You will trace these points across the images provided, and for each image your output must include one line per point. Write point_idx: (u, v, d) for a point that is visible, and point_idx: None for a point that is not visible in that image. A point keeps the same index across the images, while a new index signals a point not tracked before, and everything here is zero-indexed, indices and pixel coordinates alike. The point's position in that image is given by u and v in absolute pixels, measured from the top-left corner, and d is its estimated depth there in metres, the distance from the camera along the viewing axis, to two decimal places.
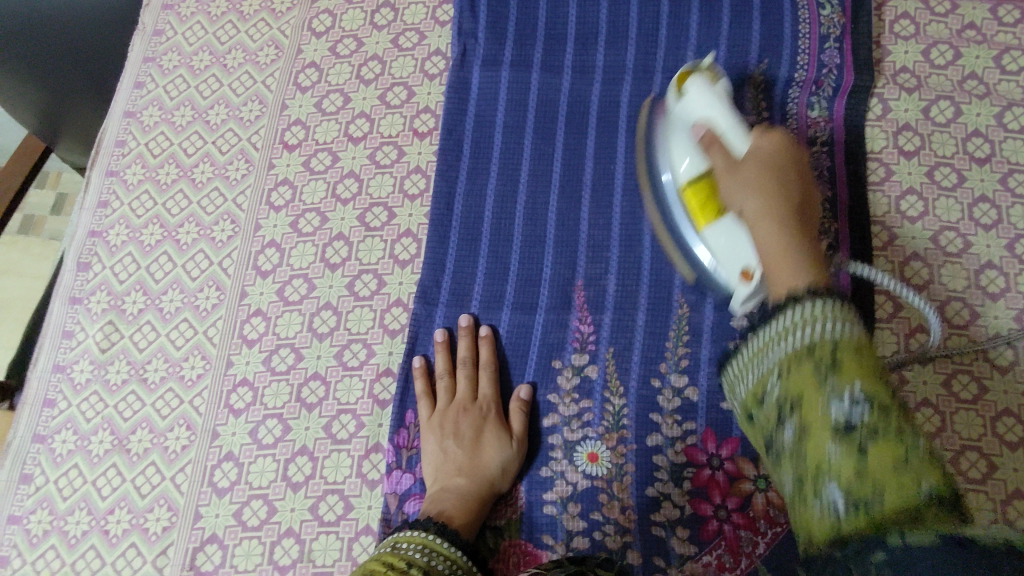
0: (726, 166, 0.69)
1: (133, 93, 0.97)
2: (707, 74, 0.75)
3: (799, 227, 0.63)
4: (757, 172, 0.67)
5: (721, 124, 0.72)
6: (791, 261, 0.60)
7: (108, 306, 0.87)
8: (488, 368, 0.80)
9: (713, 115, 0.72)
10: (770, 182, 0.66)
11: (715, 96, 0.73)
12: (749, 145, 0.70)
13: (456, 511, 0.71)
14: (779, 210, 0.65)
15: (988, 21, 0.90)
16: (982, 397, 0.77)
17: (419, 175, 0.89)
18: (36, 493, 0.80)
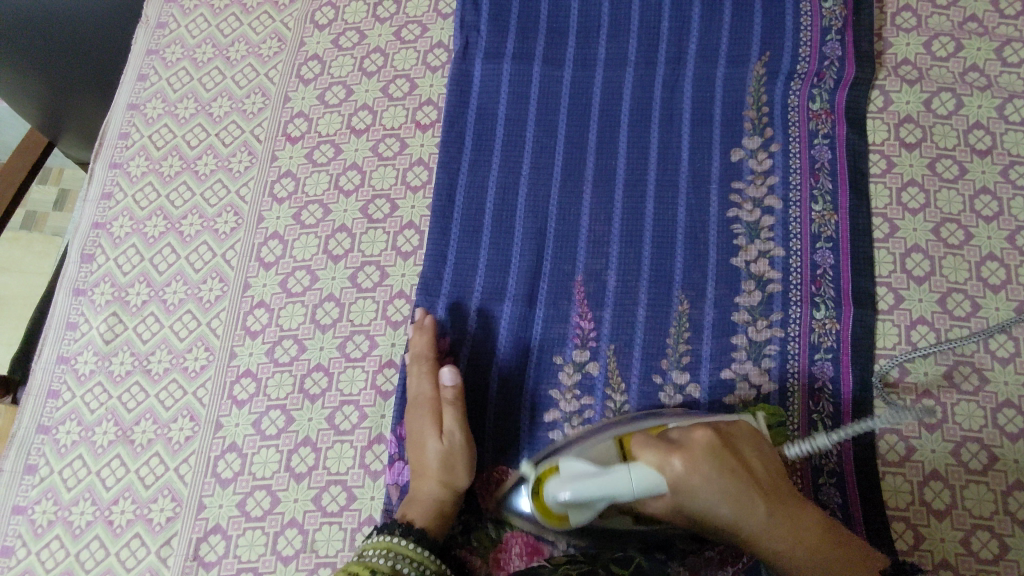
0: (669, 502, 0.61)
1: (137, 86, 0.98)
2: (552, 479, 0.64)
3: (764, 502, 0.62)
4: (700, 461, 0.60)
5: (624, 495, 0.60)
6: (814, 558, 0.61)
7: (112, 297, 0.87)
8: (424, 361, 0.78)
9: (614, 492, 0.60)
10: (726, 481, 0.61)
11: (590, 485, 0.60)
12: (659, 490, 0.60)
13: (418, 510, 0.71)
14: (743, 495, 0.61)
15: (990, 13, 0.90)
16: (983, 388, 0.77)
17: (421, 168, 0.89)
18: (41, 483, 0.80)
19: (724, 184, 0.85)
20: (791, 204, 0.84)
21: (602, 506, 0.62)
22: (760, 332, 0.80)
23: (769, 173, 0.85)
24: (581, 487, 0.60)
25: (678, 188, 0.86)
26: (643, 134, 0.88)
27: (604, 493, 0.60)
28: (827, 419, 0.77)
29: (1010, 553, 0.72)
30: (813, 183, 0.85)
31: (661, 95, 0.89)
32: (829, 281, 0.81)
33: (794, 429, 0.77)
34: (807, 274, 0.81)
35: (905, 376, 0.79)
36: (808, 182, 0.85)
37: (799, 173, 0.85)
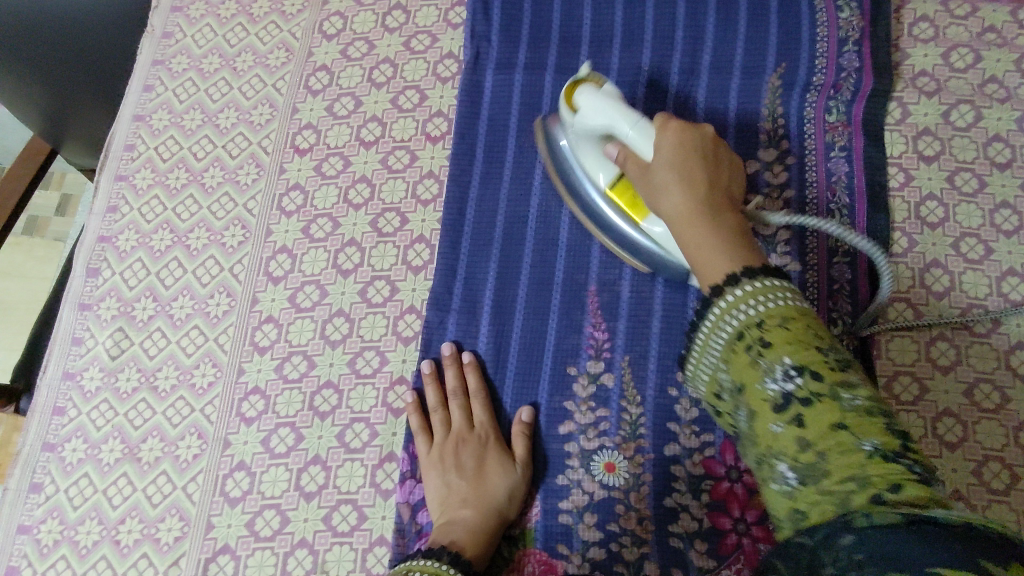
0: (640, 171, 0.70)
1: (143, 97, 0.96)
2: (592, 84, 0.76)
3: (710, 199, 0.65)
4: (675, 147, 0.68)
5: (622, 130, 0.72)
6: (721, 244, 0.61)
7: (118, 312, 0.86)
8: (478, 394, 0.79)
9: (615, 122, 0.72)
10: (678, 175, 0.67)
11: (606, 102, 0.73)
12: (649, 135, 0.71)
13: (467, 542, 0.69)
14: (689, 179, 0.66)
15: (1009, 24, 0.89)
16: (1005, 407, 0.76)
17: (432, 180, 0.88)
18: (46, 502, 0.79)
19: None
20: (808, 218, 0.83)
21: (600, 127, 0.74)
22: None
23: (784, 186, 0.84)
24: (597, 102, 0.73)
25: None
26: None
27: (608, 114, 0.73)
28: None
29: None
30: (830, 196, 0.83)
31: (675, 106, 0.88)
32: (847, 295, 0.80)
33: None
34: (823, 289, 0.80)
35: (925, 392, 0.77)
36: (825, 195, 0.83)
37: (815, 186, 0.84)
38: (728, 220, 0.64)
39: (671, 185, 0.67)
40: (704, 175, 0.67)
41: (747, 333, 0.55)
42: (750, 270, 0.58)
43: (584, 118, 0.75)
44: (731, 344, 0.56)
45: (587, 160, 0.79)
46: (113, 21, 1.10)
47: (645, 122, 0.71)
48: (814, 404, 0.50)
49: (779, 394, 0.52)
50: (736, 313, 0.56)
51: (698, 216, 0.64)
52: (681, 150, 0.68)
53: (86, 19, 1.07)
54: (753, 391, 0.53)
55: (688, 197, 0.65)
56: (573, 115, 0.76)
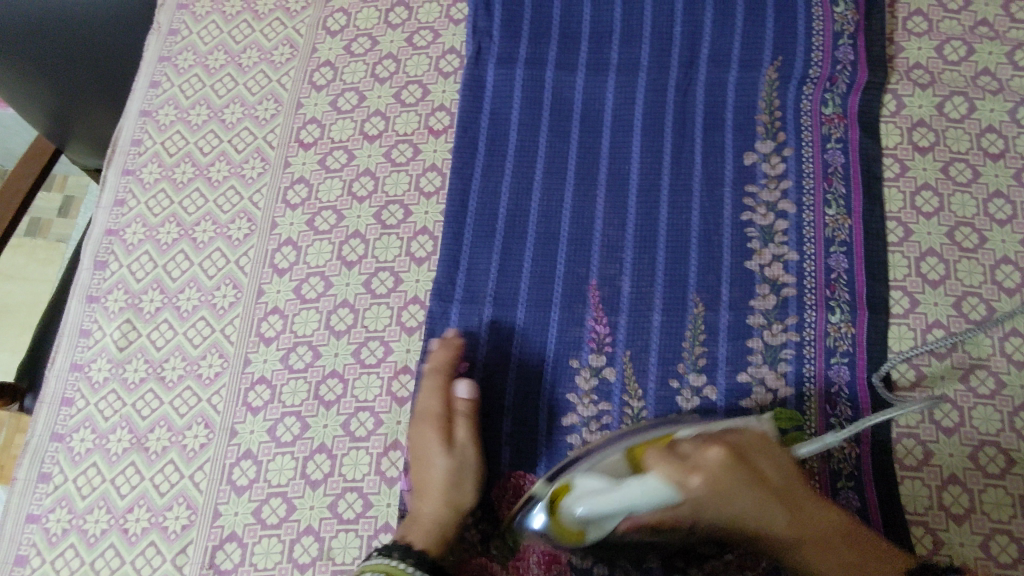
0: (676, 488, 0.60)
1: (149, 93, 0.98)
2: (569, 484, 0.64)
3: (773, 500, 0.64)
4: (724, 468, 0.62)
5: (641, 509, 0.61)
6: (848, 548, 0.65)
7: (125, 304, 0.87)
8: (437, 377, 0.77)
9: (635, 504, 0.60)
10: (743, 490, 0.63)
11: (615, 486, 0.61)
12: (668, 486, 0.60)
13: (422, 526, 0.72)
14: (744, 491, 0.63)
15: (1000, 17, 0.91)
16: (1000, 392, 0.77)
17: (435, 173, 0.89)
18: (55, 491, 0.80)
19: (737, 188, 0.85)
20: (805, 208, 0.84)
21: (615, 513, 0.61)
22: (776, 335, 0.80)
23: (782, 177, 0.85)
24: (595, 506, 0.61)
25: (691, 192, 0.86)
26: (656, 139, 0.88)
27: (617, 504, 0.60)
28: (845, 421, 0.77)
29: None
30: (827, 186, 0.85)
31: (674, 99, 0.89)
32: (844, 284, 0.81)
33: (812, 432, 0.77)
34: (821, 278, 0.81)
35: (921, 379, 0.79)
36: (822, 186, 0.85)
37: (812, 177, 0.85)
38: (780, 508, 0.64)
39: (737, 497, 0.63)
40: (773, 510, 0.64)
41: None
42: (901, 573, 0.64)
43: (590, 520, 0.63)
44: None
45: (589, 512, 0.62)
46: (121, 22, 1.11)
47: (652, 477, 0.60)
48: None
49: None
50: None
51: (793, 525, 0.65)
52: (725, 477, 0.62)
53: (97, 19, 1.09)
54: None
55: (783, 529, 0.65)
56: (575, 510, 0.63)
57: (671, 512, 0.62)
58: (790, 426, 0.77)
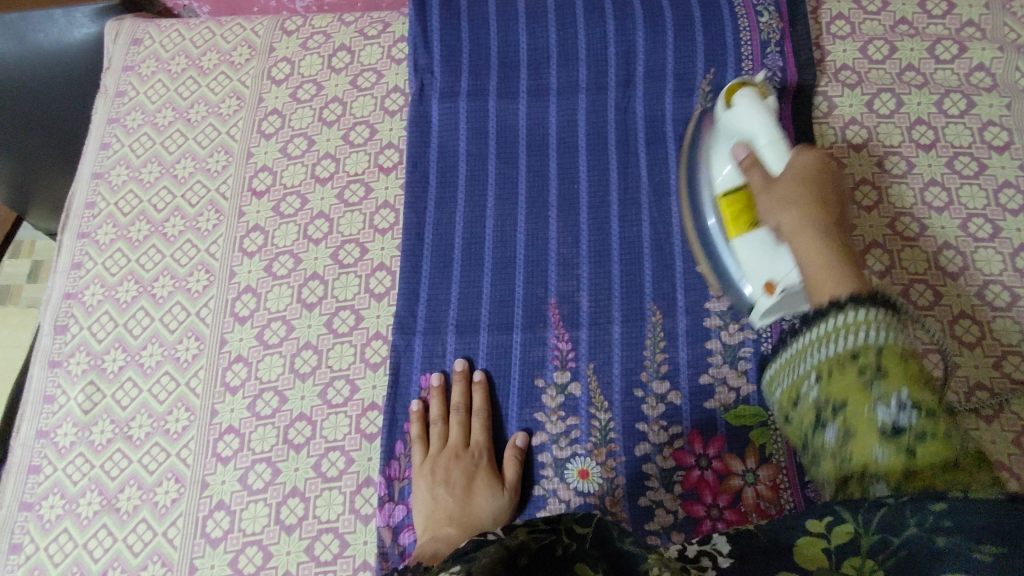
0: (763, 187, 0.70)
1: (100, 155, 0.99)
2: (755, 87, 0.75)
3: (849, 252, 0.64)
4: (799, 178, 0.67)
5: (761, 141, 0.71)
6: (832, 263, 0.62)
7: (88, 366, 0.87)
8: (481, 415, 0.80)
9: (754, 128, 0.72)
10: (806, 195, 0.66)
11: (764, 112, 0.72)
12: (784, 158, 0.70)
13: (449, 553, 0.69)
14: (819, 231, 0.65)
15: (919, 15, 0.95)
16: (954, 374, 0.79)
17: (388, 210, 0.91)
18: (26, 562, 0.79)
19: None
20: None
21: (744, 129, 0.73)
22: (733, 337, 0.81)
23: None
24: (746, 118, 0.73)
25: (640, 206, 0.88)
26: (602, 158, 0.90)
27: (754, 124, 0.72)
28: None
29: None
30: None
31: (615, 119, 0.92)
32: None
33: (777, 426, 0.78)
34: None
35: None
36: None
37: None
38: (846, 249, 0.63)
39: (784, 192, 0.67)
40: (808, 201, 0.66)
41: (862, 353, 0.53)
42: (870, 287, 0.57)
43: (737, 122, 0.74)
44: (837, 365, 0.54)
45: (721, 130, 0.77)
46: (69, 91, 1.11)
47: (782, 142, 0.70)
48: (929, 440, 0.49)
49: (892, 423, 0.50)
50: (851, 334, 0.54)
51: (820, 241, 0.64)
52: (805, 188, 0.67)
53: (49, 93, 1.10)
54: (859, 411, 0.52)
55: (822, 256, 0.63)
56: (727, 108, 0.76)
57: (748, 174, 0.72)
58: (755, 424, 0.78)
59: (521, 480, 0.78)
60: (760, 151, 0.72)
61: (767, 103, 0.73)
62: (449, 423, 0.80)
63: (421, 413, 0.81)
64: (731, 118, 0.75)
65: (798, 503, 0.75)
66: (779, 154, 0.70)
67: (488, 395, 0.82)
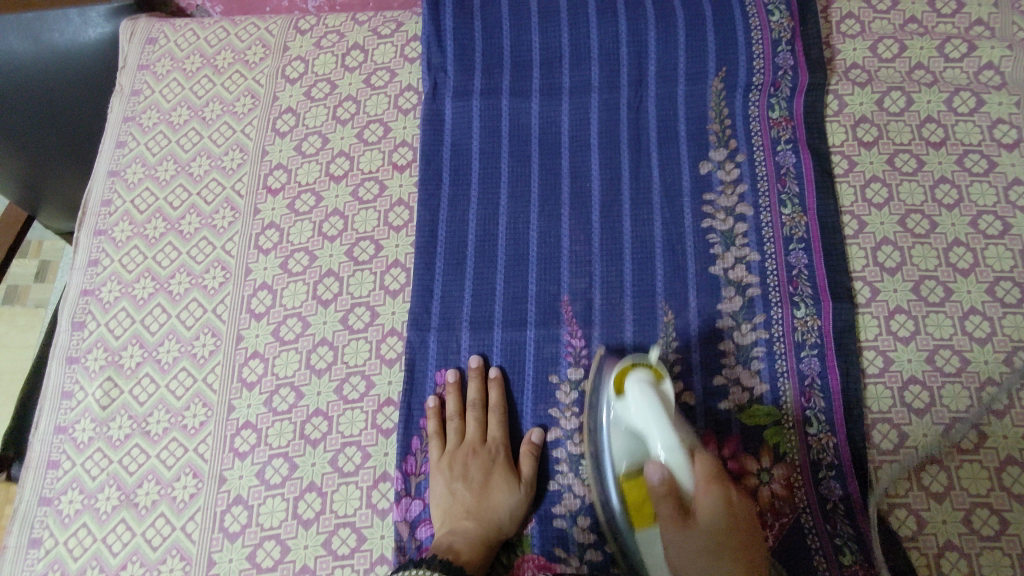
0: (678, 526, 0.65)
1: (116, 153, 0.99)
2: (652, 376, 0.73)
3: (729, 538, 0.64)
4: (710, 518, 0.64)
5: (659, 453, 0.69)
6: (732, 572, 0.63)
7: (106, 362, 0.88)
8: (498, 411, 0.81)
9: (651, 432, 0.69)
10: (716, 522, 0.64)
11: (660, 409, 0.70)
12: (692, 480, 0.66)
13: (464, 549, 0.71)
14: (728, 560, 0.63)
15: (928, 14, 0.95)
16: (965, 369, 0.80)
17: (402, 208, 0.92)
18: (46, 556, 0.80)
19: (695, 195, 0.89)
20: (762, 209, 0.87)
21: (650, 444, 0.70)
22: (745, 335, 0.82)
23: (737, 181, 0.89)
24: (656, 411, 0.69)
25: (651, 206, 0.89)
26: (614, 156, 0.91)
27: (659, 437, 0.69)
28: (820, 413, 0.79)
29: (1010, 528, 0.74)
30: (781, 188, 0.88)
31: (626, 118, 0.93)
32: (806, 280, 0.84)
33: (791, 425, 0.79)
34: (783, 275, 0.84)
35: (890, 363, 0.81)
36: (776, 187, 0.88)
37: (766, 179, 0.88)
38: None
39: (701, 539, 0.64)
40: (716, 494, 0.65)
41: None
42: None
43: (632, 421, 0.72)
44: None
45: (619, 442, 0.74)
46: (81, 94, 1.11)
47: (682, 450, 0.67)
48: None
49: None
50: None
51: (721, 564, 0.63)
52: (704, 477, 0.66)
53: (64, 98, 1.10)
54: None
55: (710, 559, 0.63)
56: (623, 400, 0.73)
57: (654, 486, 0.67)
58: (768, 422, 0.79)
59: (537, 474, 0.79)
60: (672, 477, 0.67)
61: (666, 395, 0.72)
62: (465, 419, 0.81)
63: (438, 409, 0.82)
64: (623, 409, 0.73)
65: (811, 501, 0.77)
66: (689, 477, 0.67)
67: (504, 391, 0.82)
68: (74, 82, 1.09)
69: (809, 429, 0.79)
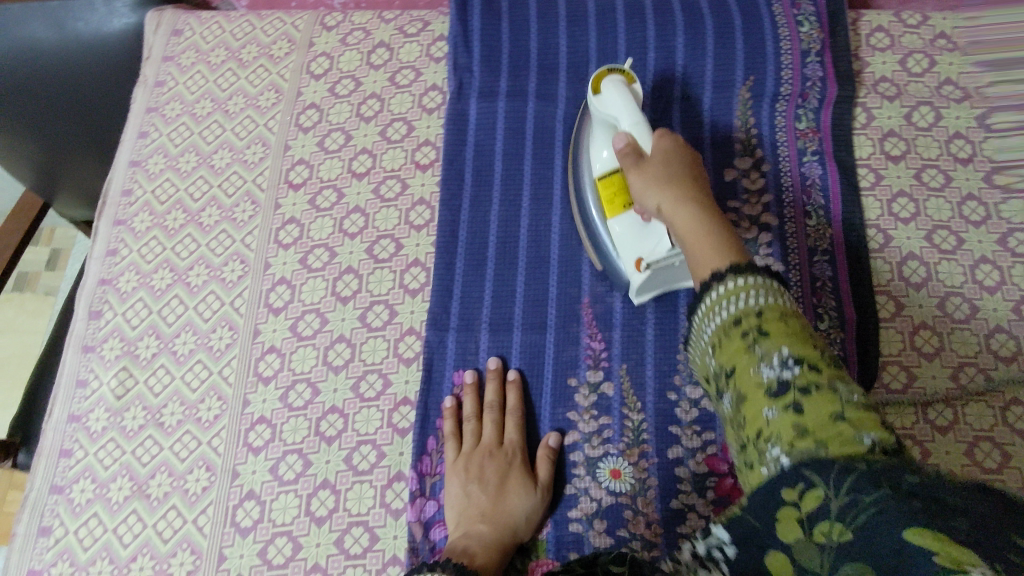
0: (636, 168, 0.70)
1: (138, 143, 0.99)
2: (623, 75, 0.79)
3: (704, 198, 0.67)
4: (667, 169, 0.69)
5: (625, 125, 0.75)
6: (714, 246, 0.60)
7: (122, 352, 0.87)
8: (515, 414, 0.80)
9: (619, 115, 0.75)
10: (668, 175, 0.68)
11: (627, 97, 0.76)
12: (651, 140, 0.73)
13: (479, 551, 0.69)
14: (681, 185, 0.68)
15: (959, 30, 0.95)
16: (990, 388, 0.79)
17: (424, 207, 0.91)
18: (56, 545, 0.79)
19: (719, 204, 0.88)
20: (786, 220, 0.87)
21: (619, 121, 0.76)
22: None
23: (762, 191, 0.88)
24: (618, 93, 0.76)
25: None
26: None
27: (626, 112, 0.75)
28: None
29: None
30: (806, 199, 0.87)
31: (652, 124, 0.92)
32: (829, 292, 0.83)
33: None
34: (806, 286, 0.84)
35: (913, 379, 0.80)
36: (801, 198, 0.87)
37: (791, 190, 0.88)
38: (723, 221, 0.64)
39: (648, 176, 0.69)
40: (680, 157, 0.70)
41: (743, 318, 0.54)
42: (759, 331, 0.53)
43: (604, 108, 0.77)
44: (727, 329, 0.54)
45: (595, 149, 0.81)
46: (102, 91, 1.10)
47: (645, 125, 0.74)
48: (812, 393, 0.49)
49: (773, 380, 0.50)
50: (737, 300, 0.54)
51: (682, 203, 0.66)
52: (665, 151, 0.71)
53: (84, 94, 1.09)
54: (747, 375, 0.52)
55: (671, 198, 0.67)
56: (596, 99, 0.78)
57: (623, 158, 0.72)
58: None
59: (554, 478, 0.78)
60: (632, 137, 0.73)
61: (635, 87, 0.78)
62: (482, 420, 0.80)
63: (454, 410, 0.81)
64: (599, 106, 0.78)
65: None
66: (650, 137, 0.73)
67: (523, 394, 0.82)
68: (95, 79, 1.08)
69: None
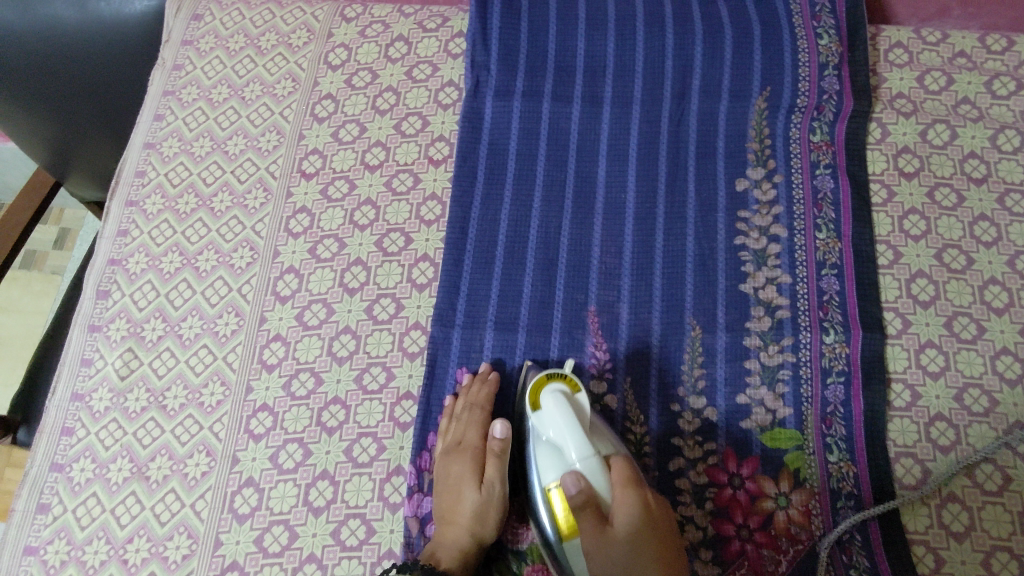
0: (600, 536, 0.64)
1: (153, 126, 0.99)
2: (567, 388, 0.73)
3: (661, 555, 0.65)
4: (631, 533, 0.64)
5: (576, 463, 0.68)
6: None
7: (127, 333, 0.88)
8: (479, 411, 0.79)
9: (567, 442, 0.68)
10: (633, 547, 0.63)
11: (571, 416, 0.69)
12: (608, 489, 0.67)
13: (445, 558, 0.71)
14: (646, 558, 0.64)
15: (978, 49, 0.95)
16: (994, 410, 0.79)
17: (435, 202, 0.91)
18: (54, 522, 0.79)
19: (730, 213, 0.88)
20: (796, 233, 0.86)
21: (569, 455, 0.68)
22: (773, 357, 0.81)
23: (773, 202, 0.88)
24: (564, 417, 0.69)
25: (686, 220, 0.88)
26: (651, 167, 0.91)
27: (580, 452, 0.68)
28: (840, 441, 0.78)
29: None
30: (817, 212, 0.87)
31: (667, 130, 0.92)
32: (836, 306, 0.83)
33: (812, 451, 0.78)
34: (813, 300, 0.83)
35: (917, 398, 0.80)
36: (812, 212, 0.87)
37: (802, 203, 0.88)
38: (663, 552, 0.65)
39: (622, 549, 0.63)
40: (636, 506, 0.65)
41: None
42: None
43: (549, 427, 0.70)
44: None
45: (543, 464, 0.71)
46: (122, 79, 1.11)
47: (594, 458, 0.68)
48: None
49: None
50: None
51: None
52: (632, 510, 0.65)
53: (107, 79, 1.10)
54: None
55: None
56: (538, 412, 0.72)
57: (580, 516, 0.64)
58: (790, 446, 0.78)
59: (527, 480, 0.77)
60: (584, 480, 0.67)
61: (576, 403, 0.72)
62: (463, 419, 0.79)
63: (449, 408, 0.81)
64: (538, 421, 0.72)
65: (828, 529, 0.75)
66: (605, 481, 0.67)
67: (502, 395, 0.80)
68: (118, 67, 1.09)
69: (830, 457, 0.78)
